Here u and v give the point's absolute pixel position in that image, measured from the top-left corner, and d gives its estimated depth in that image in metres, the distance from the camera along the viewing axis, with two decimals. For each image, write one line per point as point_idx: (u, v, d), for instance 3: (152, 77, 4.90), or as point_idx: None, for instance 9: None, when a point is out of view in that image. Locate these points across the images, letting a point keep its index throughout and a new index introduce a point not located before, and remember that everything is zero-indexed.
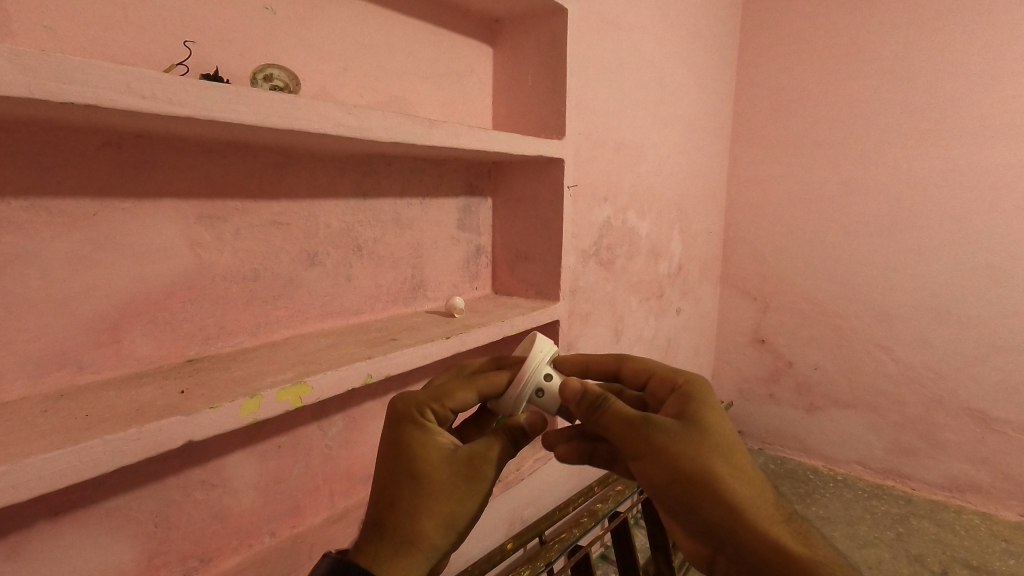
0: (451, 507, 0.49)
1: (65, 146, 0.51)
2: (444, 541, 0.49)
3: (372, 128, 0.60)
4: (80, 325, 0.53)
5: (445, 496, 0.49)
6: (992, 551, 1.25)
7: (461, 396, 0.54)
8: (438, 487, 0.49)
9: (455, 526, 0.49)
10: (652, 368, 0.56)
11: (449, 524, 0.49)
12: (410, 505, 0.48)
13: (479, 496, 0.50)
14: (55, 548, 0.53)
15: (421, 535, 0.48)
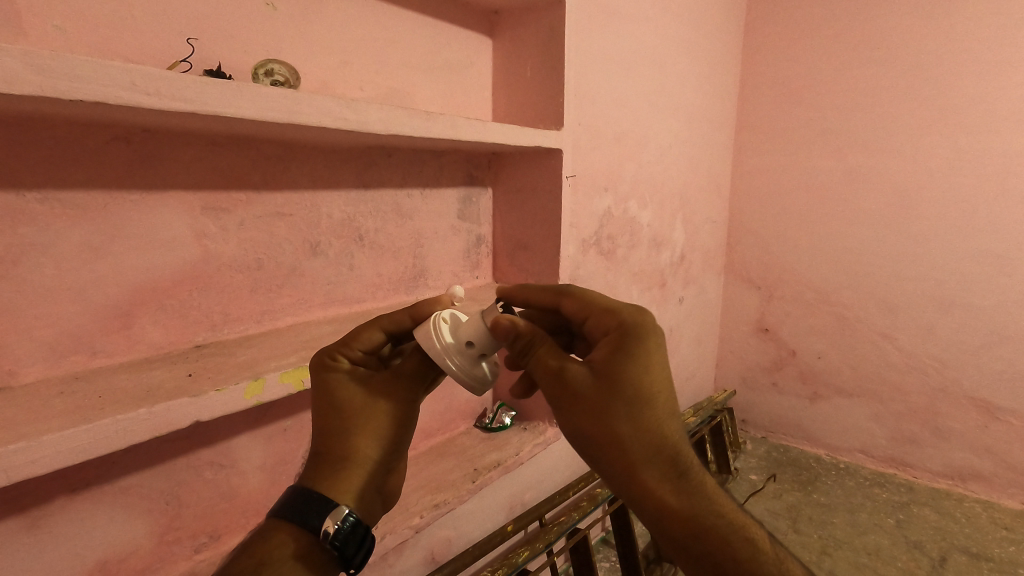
0: (377, 417, 0.50)
1: (74, 142, 0.53)
2: (378, 455, 0.50)
3: (370, 121, 0.61)
4: (92, 312, 0.56)
5: (372, 408, 0.50)
6: (993, 538, 1.26)
7: (368, 335, 0.53)
8: (361, 399, 0.50)
9: (385, 437, 0.50)
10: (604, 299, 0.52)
11: (383, 440, 0.50)
12: (344, 421, 0.49)
13: (405, 406, 0.52)
14: (71, 522, 0.56)
15: (358, 446, 0.49)
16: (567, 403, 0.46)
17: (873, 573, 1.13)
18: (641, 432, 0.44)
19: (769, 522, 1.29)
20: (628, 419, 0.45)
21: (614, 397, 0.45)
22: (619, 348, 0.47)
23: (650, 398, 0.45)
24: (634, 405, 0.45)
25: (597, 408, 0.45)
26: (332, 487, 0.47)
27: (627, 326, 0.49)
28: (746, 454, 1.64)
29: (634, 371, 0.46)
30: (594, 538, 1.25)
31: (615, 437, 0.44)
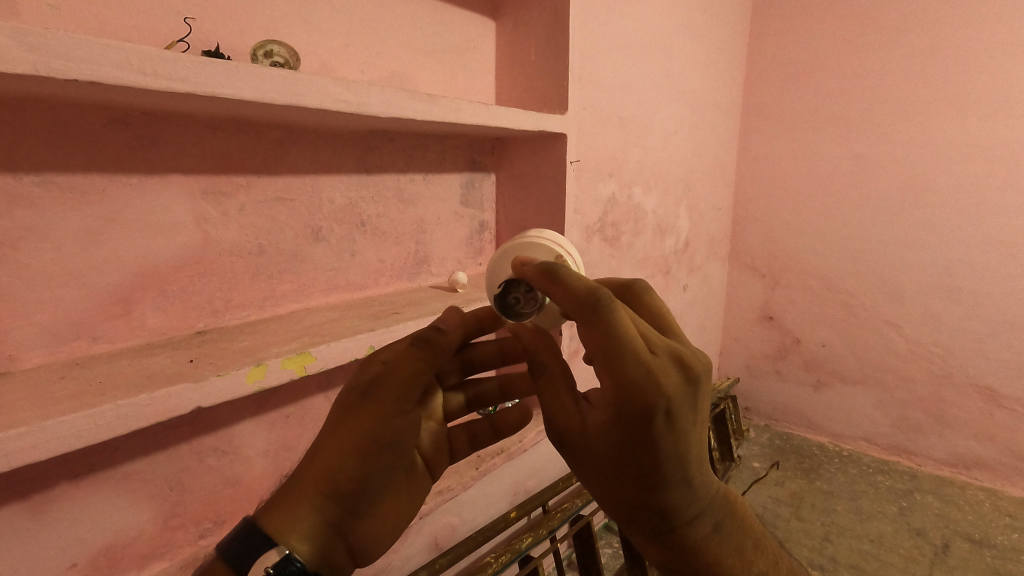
0: (337, 439, 0.42)
1: (70, 123, 0.52)
2: (338, 484, 0.41)
3: (370, 103, 0.60)
4: (92, 298, 0.55)
5: (336, 427, 0.43)
6: (996, 525, 1.26)
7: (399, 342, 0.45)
8: (333, 417, 0.43)
9: (350, 461, 0.41)
10: (629, 361, 0.38)
11: (341, 469, 0.41)
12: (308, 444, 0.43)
13: (380, 423, 0.42)
14: (75, 507, 0.56)
15: (310, 475, 0.42)
16: (567, 445, 0.45)
17: (875, 560, 1.13)
18: (638, 495, 0.43)
19: (772, 509, 1.30)
20: (623, 484, 0.43)
21: (612, 465, 0.43)
22: (625, 424, 0.40)
23: (651, 475, 0.42)
24: (629, 477, 0.43)
25: (593, 466, 0.44)
26: (277, 518, 0.41)
27: (649, 408, 0.38)
28: (750, 441, 1.64)
29: (638, 452, 0.41)
30: (597, 524, 1.25)
31: (608, 489, 0.45)
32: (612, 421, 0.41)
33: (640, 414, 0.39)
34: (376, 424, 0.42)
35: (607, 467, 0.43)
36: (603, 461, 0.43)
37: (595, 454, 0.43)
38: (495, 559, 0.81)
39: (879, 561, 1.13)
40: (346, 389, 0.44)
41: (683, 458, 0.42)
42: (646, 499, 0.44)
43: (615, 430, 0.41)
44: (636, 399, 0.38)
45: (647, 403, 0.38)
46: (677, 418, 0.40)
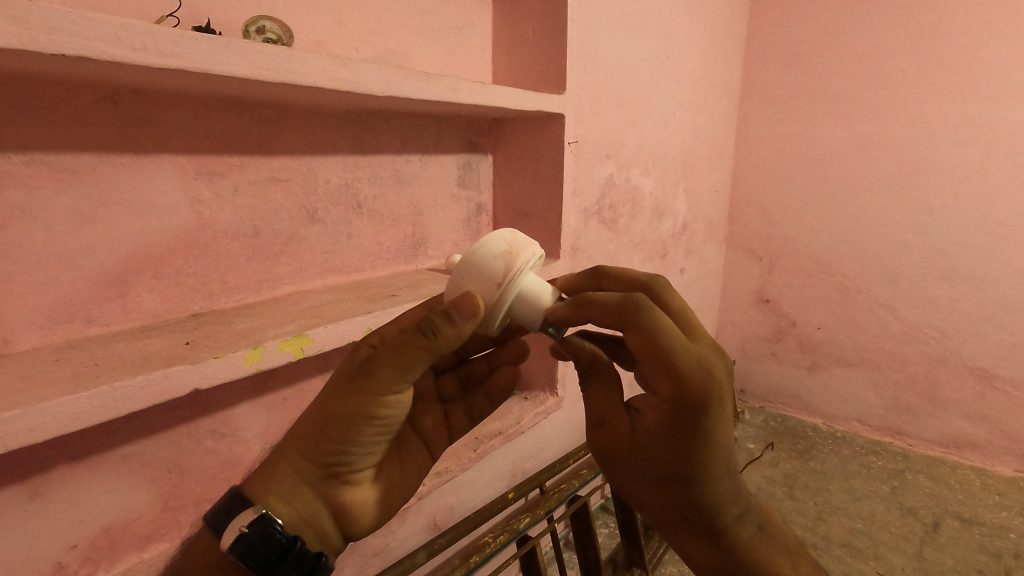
0: (319, 409, 0.45)
1: (58, 101, 0.51)
2: (314, 454, 0.45)
3: (365, 81, 0.59)
4: (86, 280, 0.54)
5: (321, 399, 0.45)
6: (985, 504, 1.28)
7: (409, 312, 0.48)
8: (327, 389, 0.46)
9: (328, 436, 0.44)
10: (677, 363, 0.42)
11: (322, 442, 0.45)
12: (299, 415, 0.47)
13: (354, 404, 0.44)
14: (74, 489, 0.56)
15: (294, 445, 0.45)
16: (613, 459, 0.49)
17: (867, 539, 1.15)
18: (685, 496, 0.48)
19: (766, 489, 1.31)
20: (671, 487, 0.47)
21: (660, 470, 0.47)
22: (676, 428, 0.44)
23: (697, 474, 0.46)
24: (676, 479, 0.47)
25: (641, 473, 0.48)
26: (259, 483, 0.45)
27: (697, 405, 0.43)
28: (745, 423, 1.65)
29: (687, 454, 0.45)
30: (594, 505, 1.27)
31: (656, 496, 0.49)
32: (661, 425, 0.45)
33: (691, 409, 0.43)
34: (355, 401, 0.44)
35: (656, 473, 0.47)
36: (651, 467, 0.47)
37: (644, 462, 0.47)
38: (492, 539, 0.81)
39: (871, 539, 1.15)
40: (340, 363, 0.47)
41: (723, 455, 0.47)
42: (691, 500, 0.48)
43: (666, 436, 0.45)
44: (686, 400, 0.43)
45: (696, 401, 0.43)
46: (720, 415, 0.45)
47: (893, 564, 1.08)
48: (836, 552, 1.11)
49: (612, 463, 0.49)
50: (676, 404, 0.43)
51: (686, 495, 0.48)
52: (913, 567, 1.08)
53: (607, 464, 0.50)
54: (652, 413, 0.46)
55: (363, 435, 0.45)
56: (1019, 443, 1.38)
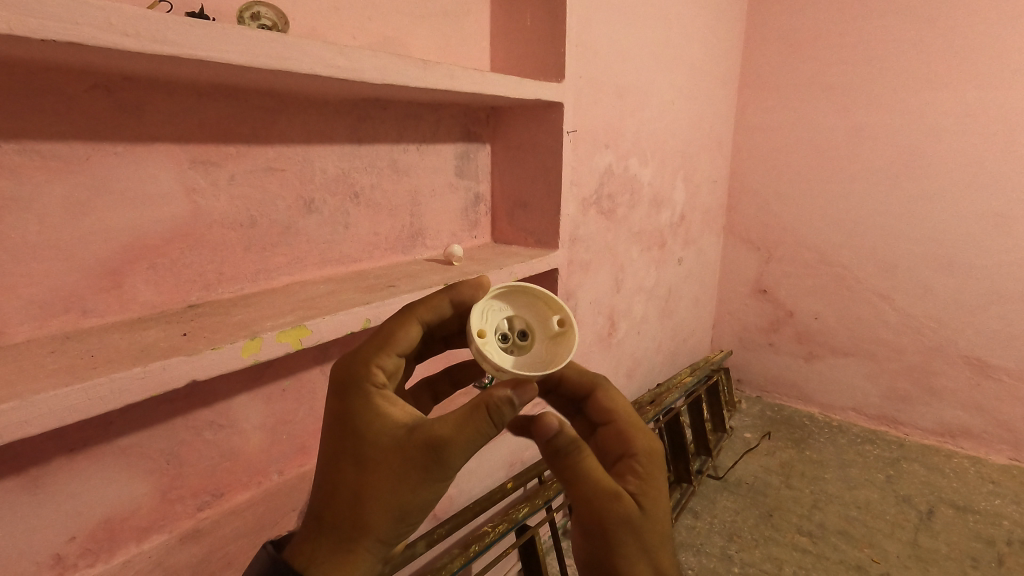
0: (385, 496, 0.43)
1: (49, 88, 0.50)
2: (389, 539, 0.45)
3: (363, 68, 0.58)
4: (81, 271, 0.54)
5: (380, 484, 0.43)
6: (979, 492, 1.29)
7: (405, 334, 0.50)
8: (386, 471, 0.44)
9: (404, 522, 0.44)
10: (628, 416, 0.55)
11: (395, 526, 0.44)
12: (349, 498, 0.44)
13: (433, 489, 0.44)
14: (71, 481, 0.56)
15: (364, 533, 0.44)
16: (604, 502, 0.47)
17: (863, 527, 1.16)
18: (656, 546, 0.49)
19: (762, 478, 1.32)
20: (648, 535, 0.49)
21: (642, 520, 0.48)
22: (647, 469, 0.52)
23: (662, 524, 0.51)
24: (653, 524, 0.49)
25: (629, 517, 0.48)
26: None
27: (656, 454, 0.54)
28: (742, 413, 1.66)
29: (659, 496, 0.51)
30: None
31: (633, 552, 0.48)
32: (636, 469, 0.51)
33: (656, 452, 0.54)
34: (430, 484, 0.44)
35: (640, 518, 0.48)
36: (636, 517, 0.48)
37: (632, 511, 0.48)
38: (491, 528, 0.81)
39: (866, 527, 1.16)
40: (370, 431, 0.45)
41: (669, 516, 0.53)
42: (659, 554, 0.50)
43: (641, 479, 0.51)
44: (650, 445, 0.54)
45: (657, 448, 0.54)
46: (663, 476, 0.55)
47: (888, 551, 1.09)
48: (832, 540, 1.12)
49: (597, 510, 0.48)
50: (646, 448, 0.53)
51: (656, 557, 0.49)
52: (908, 553, 1.09)
53: (593, 511, 0.48)
54: (627, 463, 0.52)
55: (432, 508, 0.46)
56: (1013, 431, 1.39)
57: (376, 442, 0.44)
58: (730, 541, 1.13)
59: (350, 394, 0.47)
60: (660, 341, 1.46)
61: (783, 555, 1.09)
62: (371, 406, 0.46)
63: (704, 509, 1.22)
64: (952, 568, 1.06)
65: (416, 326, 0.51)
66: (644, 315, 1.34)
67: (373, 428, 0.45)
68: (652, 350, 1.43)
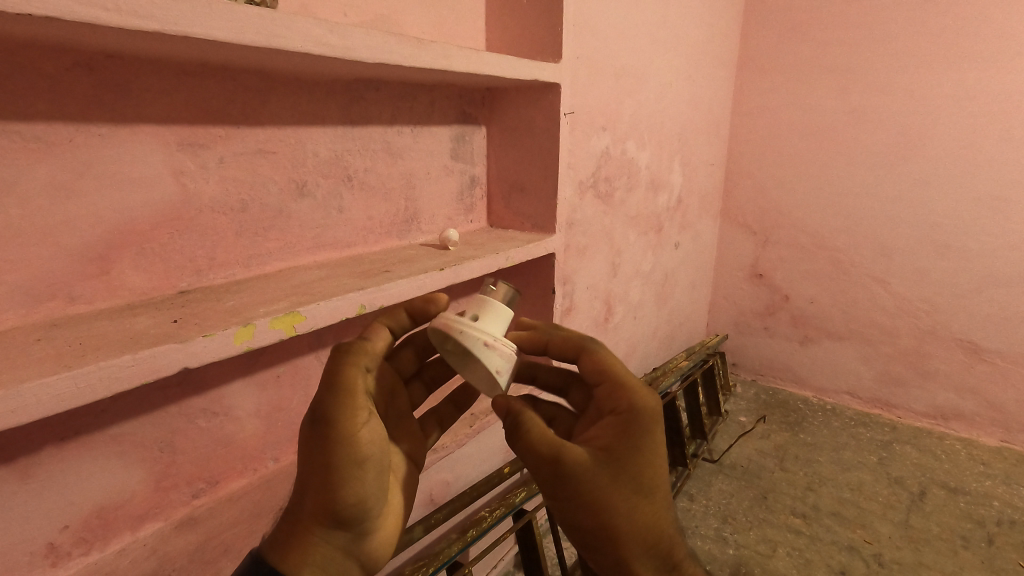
0: (308, 473, 0.46)
1: (28, 67, 0.48)
2: (328, 512, 0.46)
3: (355, 47, 0.56)
4: (67, 257, 0.52)
5: (306, 462, 0.47)
6: (970, 473, 1.31)
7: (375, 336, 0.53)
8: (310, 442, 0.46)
9: (338, 491, 0.46)
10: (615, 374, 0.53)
11: (328, 498, 0.45)
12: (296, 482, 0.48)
13: (344, 442, 0.46)
14: (63, 471, 0.55)
15: (305, 511, 0.46)
16: (552, 458, 0.49)
17: (856, 508, 1.17)
18: (626, 506, 0.49)
19: (757, 461, 1.33)
20: (614, 494, 0.49)
21: (603, 478, 0.49)
22: (623, 432, 0.50)
23: (640, 484, 0.50)
24: (620, 482, 0.49)
25: (582, 475, 0.49)
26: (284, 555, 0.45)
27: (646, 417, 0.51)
28: (736, 396, 1.67)
29: (631, 459, 0.50)
30: None
31: (598, 507, 0.49)
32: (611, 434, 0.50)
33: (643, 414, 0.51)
34: (345, 456, 0.46)
35: (599, 476, 0.49)
36: (596, 474, 0.49)
37: (590, 470, 0.49)
38: (489, 513, 0.82)
39: (859, 508, 1.17)
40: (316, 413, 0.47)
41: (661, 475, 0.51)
42: (636, 513, 0.50)
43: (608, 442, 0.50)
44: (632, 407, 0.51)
45: (645, 408, 0.51)
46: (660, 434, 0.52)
47: (879, 532, 1.10)
48: (825, 522, 1.13)
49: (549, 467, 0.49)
50: (627, 412, 0.51)
51: (627, 513, 0.49)
52: (899, 534, 1.10)
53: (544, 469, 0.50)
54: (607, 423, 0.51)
55: (367, 472, 0.47)
56: (1005, 413, 1.41)
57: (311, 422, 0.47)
58: (725, 524, 1.13)
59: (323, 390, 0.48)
60: (656, 326, 1.46)
61: (777, 536, 1.10)
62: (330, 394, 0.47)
63: (699, 492, 1.23)
64: (943, 547, 1.07)
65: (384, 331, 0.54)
66: (640, 300, 1.33)
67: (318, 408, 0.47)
68: (648, 335, 1.43)
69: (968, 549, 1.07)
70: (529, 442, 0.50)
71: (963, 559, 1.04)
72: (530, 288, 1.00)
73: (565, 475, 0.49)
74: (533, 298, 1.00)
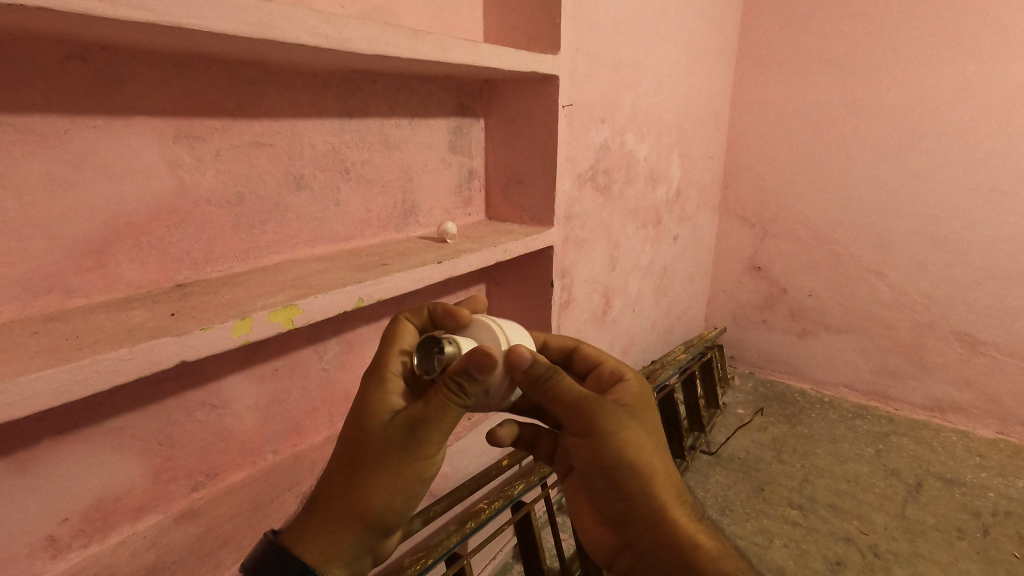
0: (378, 484, 0.46)
1: (22, 58, 0.47)
2: (374, 525, 0.47)
3: (351, 38, 0.56)
4: (63, 250, 0.52)
5: (375, 474, 0.46)
6: (966, 465, 1.32)
7: (404, 331, 0.56)
8: (375, 456, 0.46)
9: (392, 506, 0.47)
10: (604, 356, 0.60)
11: (381, 514, 0.46)
12: (344, 484, 0.47)
13: (416, 471, 0.47)
14: (61, 464, 0.55)
15: (346, 516, 0.46)
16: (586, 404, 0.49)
17: (852, 499, 1.18)
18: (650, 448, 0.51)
19: (754, 453, 1.33)
20: (638, 432, 0.51)
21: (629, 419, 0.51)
22: (631, 390, 0.55)
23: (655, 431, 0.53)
24: (640, 427, 0.52)
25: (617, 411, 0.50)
26: (318, 553, 0.46)
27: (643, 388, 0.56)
28: (734, 389, 1.67)
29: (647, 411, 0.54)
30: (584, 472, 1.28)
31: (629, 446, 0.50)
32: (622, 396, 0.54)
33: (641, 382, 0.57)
34: (414, 469, 0.47)
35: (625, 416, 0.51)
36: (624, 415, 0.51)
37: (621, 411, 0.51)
38: (487, 505, 0.82)
39: (855, 499, 1.18)
40: (372, 418, 0.48)
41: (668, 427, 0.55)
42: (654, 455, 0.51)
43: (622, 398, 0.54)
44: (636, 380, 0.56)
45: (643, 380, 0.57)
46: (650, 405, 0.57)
47: (875, 523, 1.11)
48: (822, 513, 1.14)
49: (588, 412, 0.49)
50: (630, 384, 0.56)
51: (654, 453, 0.51)
52: (895, 525, 1.11)
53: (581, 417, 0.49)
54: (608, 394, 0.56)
55: (419, 494, 0.48)
56: (1001, 405, 1.41)
57: (365, 426, 0.48)
58: (722, 515, 1.14)
59: (370, 381, 0.51)
60: (654, 319, 1.46)
61: (774, 528, 1.11)
62: (376, 396, 0.49)
63: (697, 483, 1.24)
64: (938, 538, 1.08)
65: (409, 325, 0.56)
66: (638, 293, 1.33)
67: (368, 412, 0.48)
68: (646, 328, 1.43)
69: (963, 540, 1.07)
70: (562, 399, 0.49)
71: (958, 550, 1.05)
72: (529, 281, 1.00)
73: (600, 421, 0.49)
74: (532, 292, 1.00)
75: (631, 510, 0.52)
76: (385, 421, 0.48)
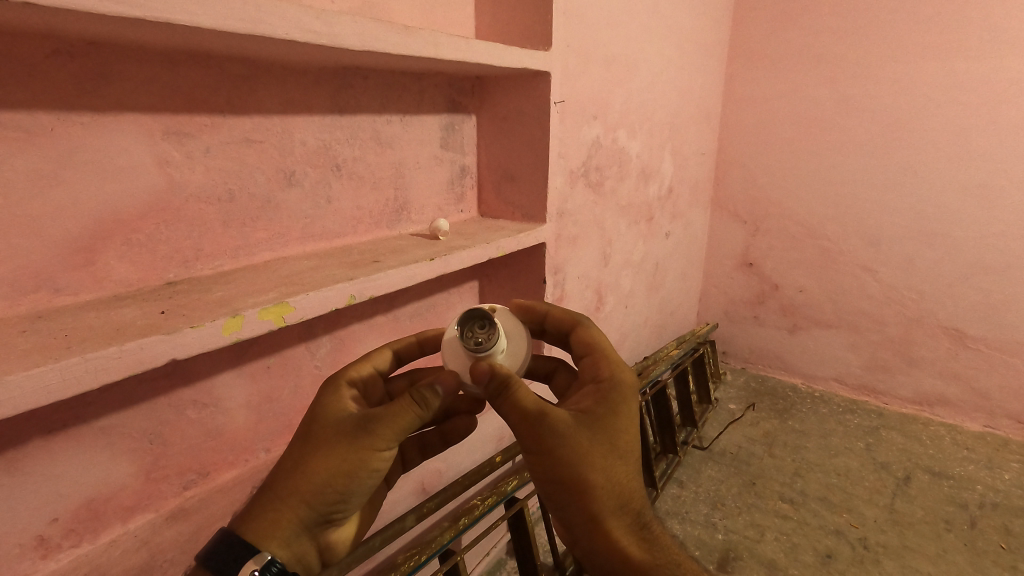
0: (322, 466, 0.48)
1: (8, 53, 0.47)
2: (317, 505, 0.49)
3: (341, 34, 0.55)
4: (50, 247, 0.52)
5: (320, 455, 0.48)
6: (954, 458, 1.33)
7: (380, 354, 0.59)
8: (327, 440, 0.49)
9: (334, 489, 0.49)
10: (596, 345, 0.57)
11: (319, 492, 0.48)
12: (289, 464, 0.49)
13: (360, 459, 0.49)
14: (49, 463, 0.54)
15: (289, 499, 0.48)
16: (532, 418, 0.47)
17: (842, 493, 1.19)
18: (599, 468, 0.48)
19: (746, 448, 1.34)
20: (589, 450, 0.48)
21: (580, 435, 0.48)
22: (601, 395, 0.52)
23: (613, 446, 0.50)
24: (593, 443, 0.49)
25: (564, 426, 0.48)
26: (260, 534, 0.48)
27: (621, 395, 0.53)
28: (726, 385, 1.68)
29: (613, 424, 0.50)
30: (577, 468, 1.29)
31: (575, 464, 0.47)
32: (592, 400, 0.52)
33: (619, 387, 0.53)
34: (357, 458, 0.49)
35: (579, 429, 0.49)
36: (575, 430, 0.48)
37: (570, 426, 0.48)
38: (480, 501, 0.82)
39: (845, 493, 1.19)
40: (325, 411, 0.51)
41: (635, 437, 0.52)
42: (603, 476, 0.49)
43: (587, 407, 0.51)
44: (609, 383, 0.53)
45: (621, 387, 0.53)
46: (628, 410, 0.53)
47: (865, 516, 1.12)
48: (813, 506, 1.15)
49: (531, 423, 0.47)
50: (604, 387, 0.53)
51: (598, 472, 0.48)
52: (885, 518, 1.12)
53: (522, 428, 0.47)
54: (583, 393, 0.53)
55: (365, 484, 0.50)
56: (988, 399, 1.43)
57: (322, 416, 0.51)
58: (714, 510, 1.15)
59: (325, 387, 0.54)
60: (647, 314, 1.46)
61: (765, 521, 1.11)
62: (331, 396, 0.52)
63: (689, 478, 1.25)
64: (927, 530, 1.09)
65: (389, 351, 0.60)
66: (631, 289, 1.34)
67: (324, 407, 0.52)
68: (638, 323, 1.43)
69: (951, 532, 1.09)
70: (507, 404, 0.48)
71: (946, 542, 1.06)
72: (521, 277, 1.00)
73: (545, 436, 0.47)
74: (524, 287, 1.00)
75: (571, 527, 0.50)
76: (339, 415, 0.50)
